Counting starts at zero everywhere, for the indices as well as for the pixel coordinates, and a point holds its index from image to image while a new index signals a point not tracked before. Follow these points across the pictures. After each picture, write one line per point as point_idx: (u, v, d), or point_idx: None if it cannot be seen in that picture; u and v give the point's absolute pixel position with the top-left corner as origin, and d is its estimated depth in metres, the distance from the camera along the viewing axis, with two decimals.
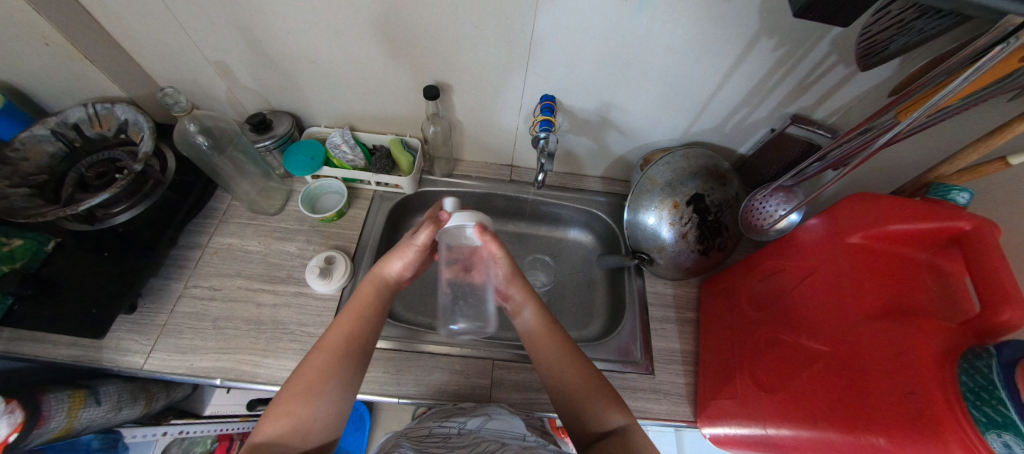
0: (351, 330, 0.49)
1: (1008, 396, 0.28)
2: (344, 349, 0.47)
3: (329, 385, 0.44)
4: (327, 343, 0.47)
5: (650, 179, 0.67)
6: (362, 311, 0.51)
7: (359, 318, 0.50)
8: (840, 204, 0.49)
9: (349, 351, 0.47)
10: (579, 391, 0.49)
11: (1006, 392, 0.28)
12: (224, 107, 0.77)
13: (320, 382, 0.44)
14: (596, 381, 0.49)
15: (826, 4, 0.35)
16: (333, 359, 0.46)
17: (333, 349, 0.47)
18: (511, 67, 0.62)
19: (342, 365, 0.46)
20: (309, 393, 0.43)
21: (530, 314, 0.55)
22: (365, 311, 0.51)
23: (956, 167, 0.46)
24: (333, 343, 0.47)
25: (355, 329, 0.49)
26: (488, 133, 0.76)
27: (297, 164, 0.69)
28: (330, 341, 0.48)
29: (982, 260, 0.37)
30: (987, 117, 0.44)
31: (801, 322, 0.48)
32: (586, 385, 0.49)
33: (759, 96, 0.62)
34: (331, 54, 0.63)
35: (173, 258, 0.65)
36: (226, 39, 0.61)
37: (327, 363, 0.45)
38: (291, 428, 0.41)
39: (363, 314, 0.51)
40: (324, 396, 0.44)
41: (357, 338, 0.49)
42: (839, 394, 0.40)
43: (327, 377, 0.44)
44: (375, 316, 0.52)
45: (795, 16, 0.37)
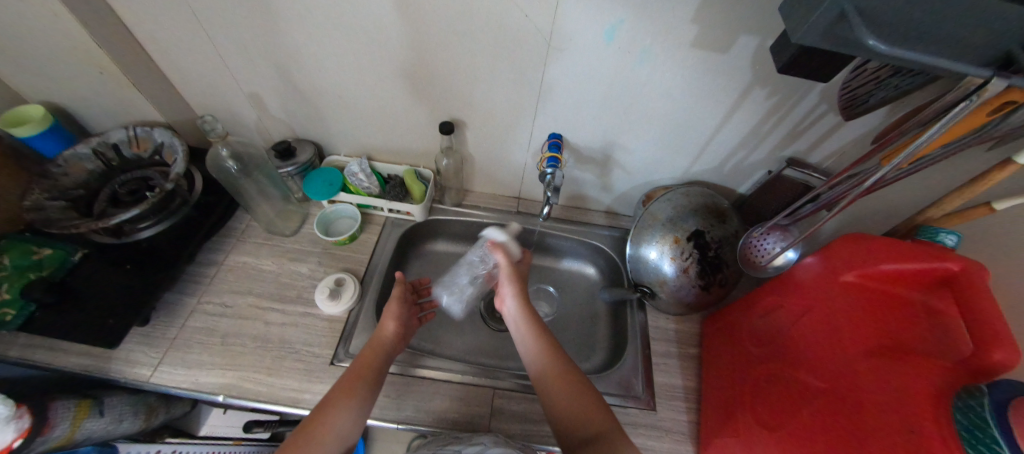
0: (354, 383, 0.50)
1: (1001, 435, 0.29)
2: (367, 378, 0.51)
3: (347, 406, 0.47)
4: (351, 372, 0.51)
5: (651, 215, 0.70)
6: (379, 348, 0.56)
7: (376, 350, 0.55)
8: (834, 244, 0.51)
9: (368, 380, 0.51)
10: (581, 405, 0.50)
11: (999, 431, 0.29)
12: (253, 135, 0.83)
13: (340, 406, 0.47)
14: (586, 396, 0.51)
15: (807, 60, 0.39)
16: (353, 386, 0.50)
17: (354, 376, 0.51)
18: (524, 107, 0.67)
19: (360, 389, 0.50)
20: (327, 415, 0.46)
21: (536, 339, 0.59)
22: (380, 349, 0.56)
23: (944, 210, 0.49)
24: (351, 373, 0.51)
25: (371, 360, 0.54)
26: (498, 166, 0.80)
27: (316, 189, 0.74)
28: (352, 370, 0.52)
29: (971, 302, 0.38)
30: (969, 167, 0.47)
31: (801, 359, 0.49)
32: (590, 410, 0.50)
33: (755, 139, 0.66)
34: (358, 91, 0.69)
35: (189, 274, 0.68)
36: (265, 74, 0.68)
37: (346, 385, 0.49)
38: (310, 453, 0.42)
39: (363, 374, 0.51)
40: (342, 416, 0.46)
41: (374, 365, 0.53)
42: (839, 431, 0.40)
43: (345, 400, 0.48)
44: (387, 349, 0.57)
45: (780, 70, 0.41)
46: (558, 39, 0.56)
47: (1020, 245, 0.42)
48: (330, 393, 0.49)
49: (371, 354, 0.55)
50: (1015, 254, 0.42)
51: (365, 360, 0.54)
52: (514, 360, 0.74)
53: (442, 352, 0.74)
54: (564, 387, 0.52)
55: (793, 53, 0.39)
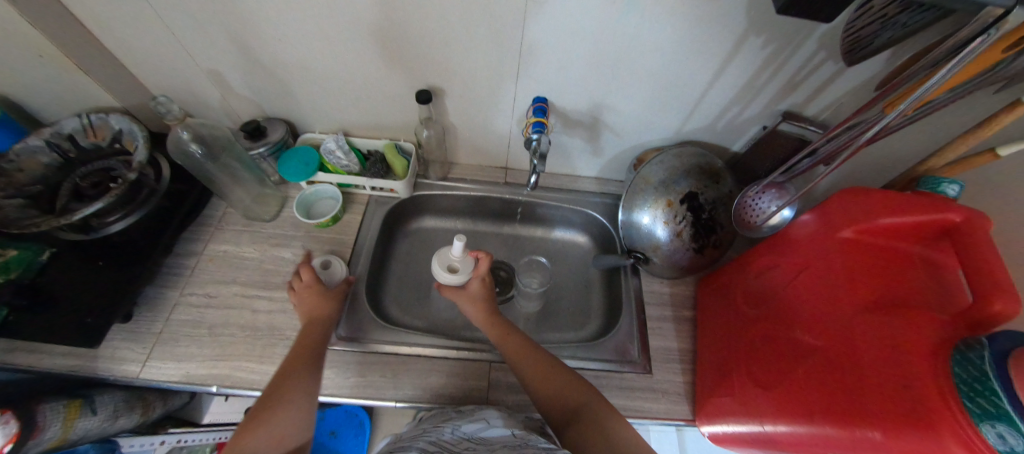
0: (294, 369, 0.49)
1: (1000, 386, 0.29)
2: (307, 361, 0.50)
3: (302, 391, 0.46)
4: (292, 362, 0.49)
5: (643, 179, 0.68)
6: (310, 333, 0.55)
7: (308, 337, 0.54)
8: (832, 199, 0.49)
9: (313, 366, 0.50)
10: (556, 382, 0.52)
11: (999, 383, 0.29)
12: (219, 116, 0.77)
13: (294, 395, 0.46)
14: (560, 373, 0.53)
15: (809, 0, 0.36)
16: (300, 372, 0.48)
17: (296, 364, 0.49)
18: (504, 70, 0.62)
19: (306, 374, 0.48)
20: (278, 403, 0.44)
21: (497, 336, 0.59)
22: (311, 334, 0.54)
23: (945, 160, 0.46)
24: (290, 362, 0.49)
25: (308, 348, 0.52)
26: (482, 136, 0.76)
27: (292, 170, 0.70)
28: (290, 359, 0.50)
29: (973, 253, 0.37)
30: (975, 111, 0.44)
31: (796, 318, 0.48)
32: (567, 386, 0.52)
33: (750, 93, 0.63)
34: (324, 61, 0.63)
35: (168, 266, 0.65)
36: (219, 47, 0.62)
37: (288, 373, 0.48)
38: (267, 443, 0.41)
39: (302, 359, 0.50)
40: (294, 400, 0.45)
41: (310, 351, 0.52)
42: (834, 388, 0.40)
43: (294, 387, 0.46)
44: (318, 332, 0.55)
45: (780, 12, 0.38)
46: None
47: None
48: (271, 385, 0.47)
49: (308, 338, 0.54)
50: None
51: (303, 348, 0.52)
52: None
53: (438, 328, 0.74)
54: (536, 368, 0.54)
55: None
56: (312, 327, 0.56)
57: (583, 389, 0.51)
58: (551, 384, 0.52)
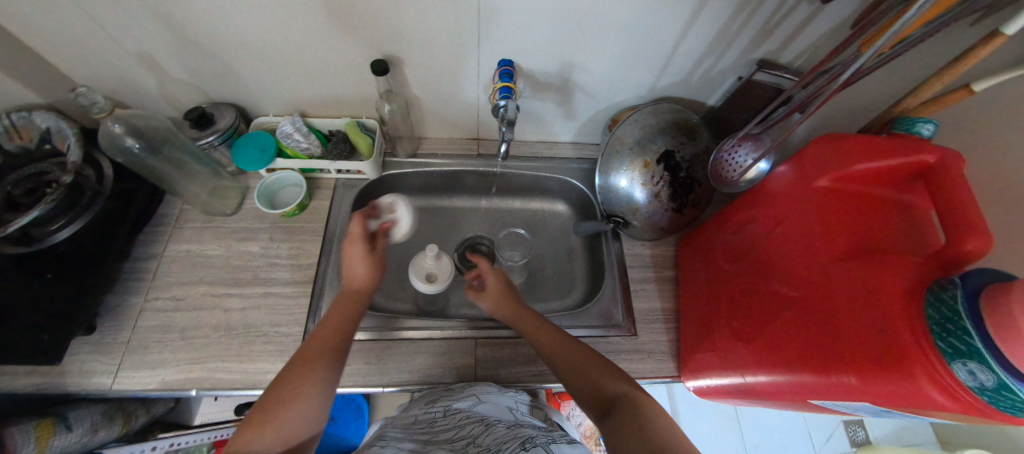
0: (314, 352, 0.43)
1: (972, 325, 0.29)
2: (330, 348, 0.45)
3: (314, 382, 0.40)
4: (311, 347, 0.44)
5: (618, 140, 0.65)
6: (340, 316, 0.49)
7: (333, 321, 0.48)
8: (808, 149, 0.48)
9: (331, 355, 0.44)
10: (583, 365, 0.48)
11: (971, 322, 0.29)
12: (159, 105, 0.70)
13: (305, 386, 0.40)
14: (591, 359, 0.48)
15: None
16: (316, 361, 0.42)
17: (318, 348, 0.44)
18: (463, 32, 0.58)
19: (320, 365, 0.42)
20: (288, 387, 0.39)
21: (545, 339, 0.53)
22: (340, 316, 0.49)
23: (920, 99, 0.45)
24: (310, 347, 0.44)
25: (333, 335, 0.46)
26: (449, 107, 0.72)
27: (246, 158, 0.65)
28: (313, 340, 0.45)
29: (948, 194, 0.37)
30: (951, 46, 0.43)
31: (773, 271, 0.48)
32: (610, 375, 0.45)
33: (725, 42, 0.59)
34: (262, 34, 0.57)
35: (127, 272, 0.62)
36: (141, 26, 0.55)
37: (306, 357, 0.43)
38: (265, 436, 0.35)
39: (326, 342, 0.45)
40: (305, 386, 0.40)
41: (334, 338, 0.46)
42: (811, 337, 0.41)
43: (307, 375, 0.41)
44: (346, 317, 0.49)
45: None
46: None
47: (1000, 128, 0.39)
48: (288, 367, 0.42)
49: (338, 321, 0.48)
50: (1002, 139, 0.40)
51: (324, 333, 0.46)
52: None
53: (422, 309, 0.73)
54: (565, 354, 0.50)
55: None
56: (338, 308, 0.50)
57: (615, 375, 0.45)
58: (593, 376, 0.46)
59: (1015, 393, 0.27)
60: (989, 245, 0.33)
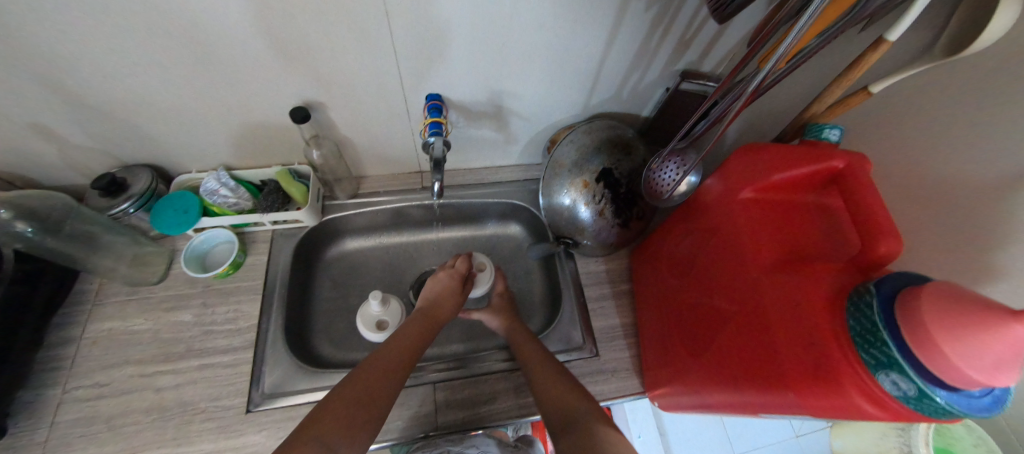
0: (396, 357, 0.50)
1: (889, 335, 0.29)
2: (410, 354, 0.51)
3: (389, 391, 0.45)
4: (387, 356, 0.49)
5: (557, 162, 0.66)
6: (412, 337, 0.54)
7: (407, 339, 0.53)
8: (731, 159, 0.48)
9: (399, 376, 0.48)
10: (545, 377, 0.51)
11: (888, 332, 0.29)
12: (65, 174, 0.65)
13: (379, 392, 0.45)
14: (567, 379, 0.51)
15: None
16: (388, 371, 0.47)
17: (397, 354, 0.50)
18: (383, 71, 0.56)
19: (393, 381, 0.47)
20: (368, 384, 0.45)
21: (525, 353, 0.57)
22: (414, 335, 0.54)
23: (825, 104, 0.46)
24: (388, 357, 0.49)
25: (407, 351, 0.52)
26: (384, 144, 0.70)
27: (166, 221, 0.62)
28: (396, 346, 0.51)
29: (859, 198, 0.38)
30: (845, 52, 0.44)
31: (714, 284, 0.48)
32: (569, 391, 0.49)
33: (646, 58, 0.60)
34: (169, 92, 0.54)
35: (40, 362, 0.56)
36: (28, 96, 0.51)
37: (389, 358, 0.49)
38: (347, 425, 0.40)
39: (407, 348, 0.52)
40: (384, 385, 0.46)
41: (406, 354, 0.51)
42: (752, 353, 0.41)
43: (383, 382, 0.46)
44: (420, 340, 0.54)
45: None
46: None
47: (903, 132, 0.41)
48: (371, 362, 0.48)
49: (414, 340, 0.54)
50: (905, 139, 0.41)
51: (403, 348, 0.52)
52: (456, 343, 0.72)
53: None
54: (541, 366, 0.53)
55: None
56: (413, 328, 0.55)
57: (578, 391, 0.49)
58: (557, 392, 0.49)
59: (935, 400, 0.27)
60: (898, 248, 0.34)
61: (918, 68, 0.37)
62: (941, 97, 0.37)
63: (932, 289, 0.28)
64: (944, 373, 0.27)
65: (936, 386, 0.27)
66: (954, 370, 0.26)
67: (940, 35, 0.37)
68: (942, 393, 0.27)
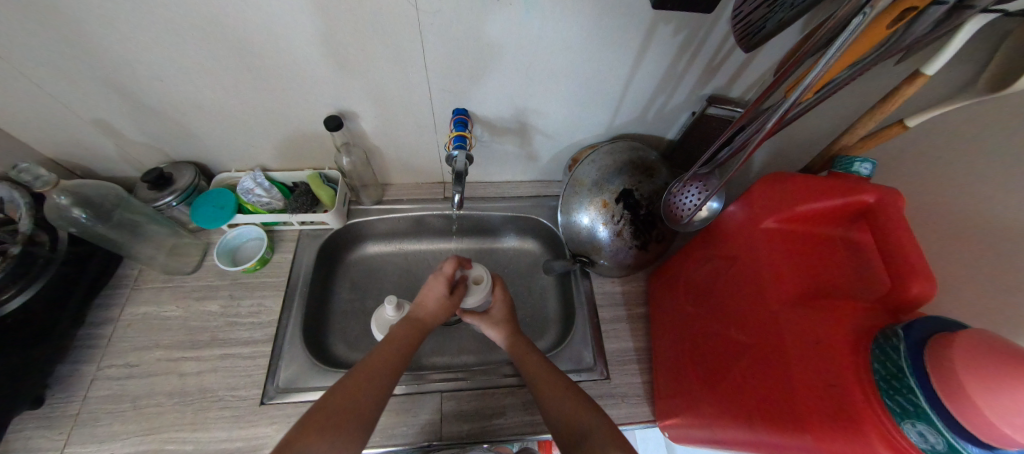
0: (380, 366, 0.49)
1: (917, 383, 0.28)
2: (395, 362, 0.51)
3: (371, 402, 0.45)
4: (373, 369, 0.48)
5: (577, 181, 0.66)
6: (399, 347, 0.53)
7: (394, 349, 0.52)
8: (754, 188, 0.47)
9: (383, 386, 0.47)
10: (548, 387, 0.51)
11: (915, 379, 0.28)
12: (121, 167, 0.71)
13: (365, 408, 0.45)
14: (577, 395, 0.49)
15: None
16: (376, 383, 0.47)
17: (381, 362, 0.50)
18: (415, 86, 0.59)
19: (382, 390, 0.47)
20: (349, 396, 0.45)
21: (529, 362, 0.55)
22: (400, 344, 0.53)
23: (857, 136, 0.45)
24: (375, 370, 0.48)
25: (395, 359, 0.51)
26: (410, 154, 0.73)
27: (204, 215, 0.66)
28: (380, 354, 0.51)
29: (889, 235, 0.36)
30: (880, 85, 0.43)
31: (731, 313, 0.47)
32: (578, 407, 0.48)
33: (673, 82, 0.61)
34: (219, 97, 0.59)
35: (81, 339, 0.60)
36: (98, 95, 0.57)
37: (372, 366, 0.49)
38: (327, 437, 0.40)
39: (392, 357, 0.51)
40: (365, 395, 0.45)
41: (394, 366, 0.50)
42: (765, 388, 0.39)
43: (370, 392, 0.46)
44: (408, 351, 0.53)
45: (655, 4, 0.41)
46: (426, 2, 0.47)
47: (943, 169, 0.40)
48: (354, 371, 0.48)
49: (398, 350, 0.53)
50: (945, 176, 0.39)
51: (387, 358, 0.51)
52: (466, 354, 0.72)
53: None
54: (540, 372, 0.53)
55: None
56: (400, 338, 0.54)
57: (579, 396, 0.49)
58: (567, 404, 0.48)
59: None
60: (931, 289, 0.32)
61: (959, 102, 0.36)
62: (986, 133, 0.36)
63: (964, 336, 0.27)
64: (975, 427, 0.25)
65: (967, 441, 0.25)
66: (988, 427, 0.24)
67: (984, 69, 0.35)
68: (973, 449, 0.25)
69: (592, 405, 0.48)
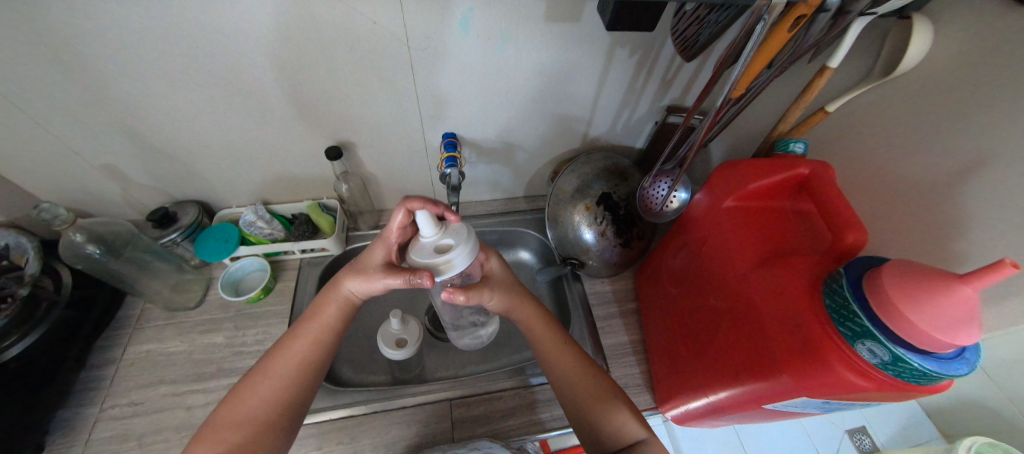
0: (303, 346, 0.48)
1: (859, 308, 0.33)
2: (318, 339, 0.49)
3: (288, 386, 0.45)
4: (279, 372, 0.46)
5: (560, 189, 0.72)
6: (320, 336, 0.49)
7: (312, 340, 0.49)
8: (714, 175, 0.54)
9: (303, 366, 0.47)
10: (586, 396, 0.48)
11: (858, 304, 0.33)
12: (125, 210, 0.73)
13: (275, 418, 0.43)
14: (598, 381, 0.49)
15: (627, 15, 0.46)
16: (285, 381, 0.45)
17: (302, 343, 0.48)
18: (407, 114, 0.66)
19: (302, 373, 0.47)
20: (263, 376, 0.45)
21: (555, 355, 0.52)
22: (322, 335, 0.49)
23: (790, 124, 0.53)
24: (282, 372, 0.46)
25: (314, 354, 0.48)
26: (404, 178, 0.78)
27: (210, 249, 0.69)
28: (303, 331, 0.49)
29: (824, 197, 0.43)
30: (801, 82, 0.52)
31: (710, 286, 0.52)
32: (595, 393, 0.48)
33: (635, 96, 0.69)
34: (227, 137, 0.64)
35: (83, 382, 0.60)
36: (112, 141, 0.61)
37: (287, 346, 0.48)
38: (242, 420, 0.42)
39: (319, 334, 0.49)
40: (280, 377, 0.46)
41: (310, 364, 0.47)
42: (747, 342, 0.43)
43: (289, 376, 0.46)
44: (332, 342, 0.50)
45: (609, 27, 0.48)
46: (416, 40, 0.54)
47: (862, 145, 0.47)
48: (272, 352, 0.48)
49: (325, 326, 0.50)
50: (865, 150, 0.47)
51: (309, 336, 0.49)
52: (470, 365, 0.74)
53: (396, 378, 0.71)
54: (582, 382, 0.49)
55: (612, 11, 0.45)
56: (327, 314, 0.50)
57: (611, 397, 0.48)
58: (586, 391, 0.48)
59: (909, 362, 0.30)
60: (863, 238, 0.38)
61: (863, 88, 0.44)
62: (889, 111, 0.44)
63: (891, 266, 0.32)
64: (911, 336, 0.30)
65: (906, 349, 0.31)
66: (921, 334, 0.29)
67: (875, 62, 0.44)
68: (912, 354, 0.30)
69: (613, 390, 0.49)
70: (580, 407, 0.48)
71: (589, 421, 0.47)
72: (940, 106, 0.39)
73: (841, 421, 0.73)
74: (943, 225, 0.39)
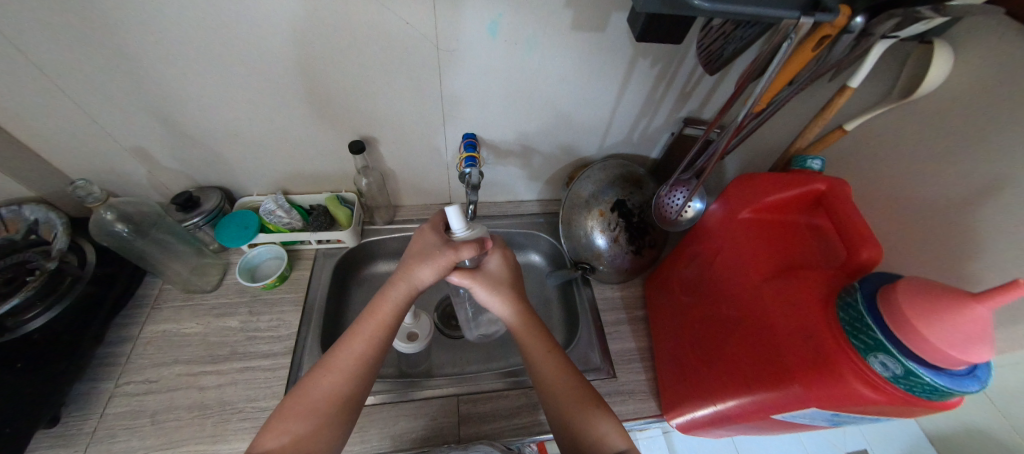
0: (362, 348, 0.48)
1: (872, 320, 0.34)
2: (380, 334, 0.49)
3: (347, 386, 0.45)
4: (338, 368, 0.46)
5: (576, 194, 0.73)
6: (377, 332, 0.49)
7: (372, 339, 0.49)
8: (731, 187, 0.54)
9: (361, 367, 0.47)
10: (570, 398, 0.49)
11: (871, 317, 0.34)
12: (150, 192, 0.75)
13: (334, 414, 0.44)
14: (583, 390, 0.49)
15: (655, 28, 0.48)
16: (344, 378, 0.46)
17: (363, 342, 0.48)
18: (431, 114, 0.67)
19: (363, 372, 0.47)
20: (321, 373, 0.46)
21: (546, 363, 0.52)
22: (379, 330, 0.49)
23: (809, 140, 0.54)
24: (343, 366, 0.46)
25: (374, 348, 0.48)
26: (422, 176, 0.80)
27: (230, 235, 0.71)
28: (369, 325, 0.49)
29: (840, 212, 0.43)
30: (819, 102, 0.53)
31: (723, 296, 0.52)
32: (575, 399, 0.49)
33: (653, 106, 0.71)
34: (254, 128, 0.66)
35: (100, 357, 0.61)
36: (143, 125, 0.63)
37: (349, 341, 0.48)
38: (301, 425, 0.42)
39: (378, 332, 0.49)
40: (338, 376, 0.46)
41: (369, 360, 0.48)
42: (759, 352, 0.44)
43: (350, 375, 0.46)
44: (386, 339, 0.49)
45: (639, 36, 0.49)
46: (445, 42, 0.56)
47: (879, 165, 0.48)
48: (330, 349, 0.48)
49: (386, 320, 0.50)
50: (882, 170, 0.48)
51: (372, 329, 0.49)
52: (477, 364, 0.75)
53: (404, 371, 0.72)
54: (563, 388, 0.49)
55: (642, 22, 0.47)
56: (387, 307, 0.50)
57: (591, 405, 0.48)
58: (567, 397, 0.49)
59: (921, 377, 0.31)
60: (878, 254, 0.39)
61: (883, 108, 0.45)
62: (907, 133, 0.45)
63: (905, 282, 0.33)
64: (925, 352, 0.31)
65: (920, 365, 0.31)
66: (936, 350, 0.30)
67: (895, 83, 0.45)
68: (924, 369, 0.31)
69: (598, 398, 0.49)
70: (562, 411, 0.49)
71: (569, 426, 0.48)
72: (956, 128, 0.40)
73: (843, 443, 0.72)
74: (958, 243, 0.40)
